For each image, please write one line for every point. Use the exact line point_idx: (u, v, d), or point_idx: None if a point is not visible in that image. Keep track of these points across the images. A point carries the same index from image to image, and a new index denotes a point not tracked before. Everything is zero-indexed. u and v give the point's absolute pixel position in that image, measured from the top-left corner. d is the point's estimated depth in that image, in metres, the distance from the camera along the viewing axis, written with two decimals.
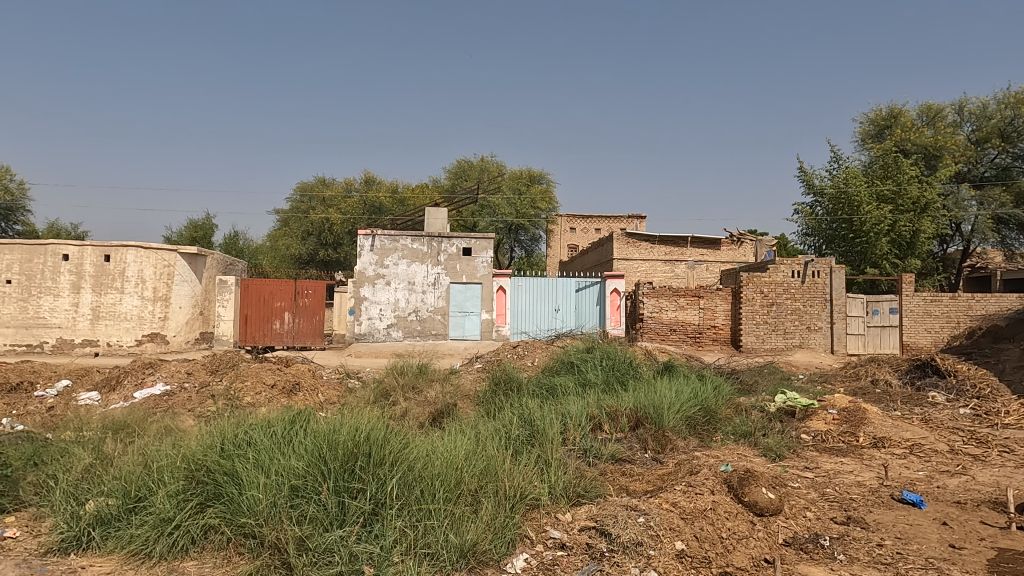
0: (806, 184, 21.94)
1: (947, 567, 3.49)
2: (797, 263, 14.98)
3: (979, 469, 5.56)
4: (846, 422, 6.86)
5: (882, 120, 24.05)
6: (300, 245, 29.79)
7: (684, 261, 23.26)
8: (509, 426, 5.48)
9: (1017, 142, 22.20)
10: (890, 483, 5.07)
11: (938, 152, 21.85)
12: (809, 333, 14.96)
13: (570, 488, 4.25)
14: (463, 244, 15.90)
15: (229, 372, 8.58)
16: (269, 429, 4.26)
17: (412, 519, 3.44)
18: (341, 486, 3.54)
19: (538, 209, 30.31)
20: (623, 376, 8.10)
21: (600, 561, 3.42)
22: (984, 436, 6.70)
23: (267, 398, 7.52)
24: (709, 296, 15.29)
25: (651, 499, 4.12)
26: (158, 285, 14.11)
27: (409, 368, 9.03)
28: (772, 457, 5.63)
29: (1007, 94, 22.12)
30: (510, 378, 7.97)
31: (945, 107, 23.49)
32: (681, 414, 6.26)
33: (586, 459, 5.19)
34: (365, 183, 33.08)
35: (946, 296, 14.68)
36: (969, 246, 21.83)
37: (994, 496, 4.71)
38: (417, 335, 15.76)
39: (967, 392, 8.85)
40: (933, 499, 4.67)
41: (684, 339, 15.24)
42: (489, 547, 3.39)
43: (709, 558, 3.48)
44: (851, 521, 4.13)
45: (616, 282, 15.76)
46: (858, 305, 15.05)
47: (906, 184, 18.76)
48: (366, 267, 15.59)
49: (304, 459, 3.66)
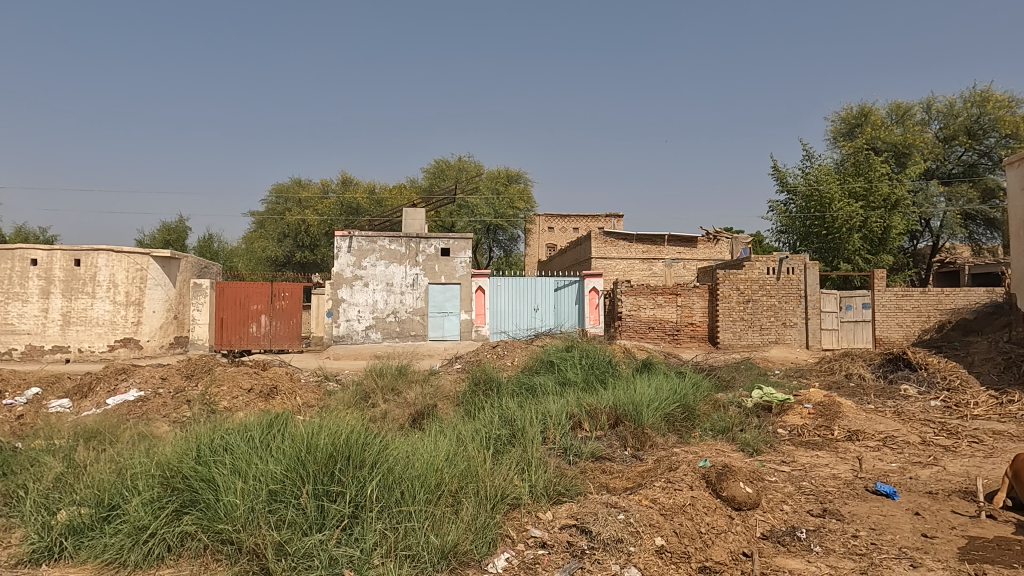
0: (781, 182, 22.27)
1: (919, 556, 3.56)
2: (772, 260, 15.18)
3: (950, 460, 5.70)
4: (822, 416, 6.97)
5: (853, 119, 24.48)
6: (277, 247, 29.49)
7: (662, 259, 23.43)
8: (489, 426, 5.47)
9: (983, 138, 22.67)
10: (865, 475, 5.17)
11: (908, 150, 22.35)
12: (785, 329, 15.16)
13: (550, 486, 4.25)
14: (442, 245, 15.85)
15: (206, 377, 8.44)
16: (246, 434, 4.21)
17: (392, 521, 3.42)
18: (320, 489, 3.50)
19: (516, 209, 30.37)
20: (604, 375, 8.14)
21: (581, 559, 3.43)
22: (954, 428, 6.86)
23: (245, 402, 7.44)
24: (686, 293, 15.41)
25: (631, 496, 4.15)
26: (131, 288, 13.83)
27: (389, 369, 8.98)
28: (750, 452, 5.70)
29: (973, 93, 22.64)
30: (490, 378, 7.96)
31: (914, 105, 23.96)
32: (661, 411, 6.32)
33: (567, 458, 5.20)
34: (342, 184, 32.87)
35: (917, 290, 14.90)
36: (938, 242, 22.35)
37: (964, 486, 4.83)
38: (396, 336, 15.69)
39: (938, 384, 9.06)
40: (907, 490, 4.77)
41: (663, 336, 15.37)
42: (470, 547, 3.39)
43: (689, 554, 3.52)
44: (827, 513, 4.20)
45: (595, 281, 15.86)
46: (832, 300, 15.29)
47: (877, 181, 19.12)
48: (344, 269, 15.49)
49: (282, 463, 3.62)
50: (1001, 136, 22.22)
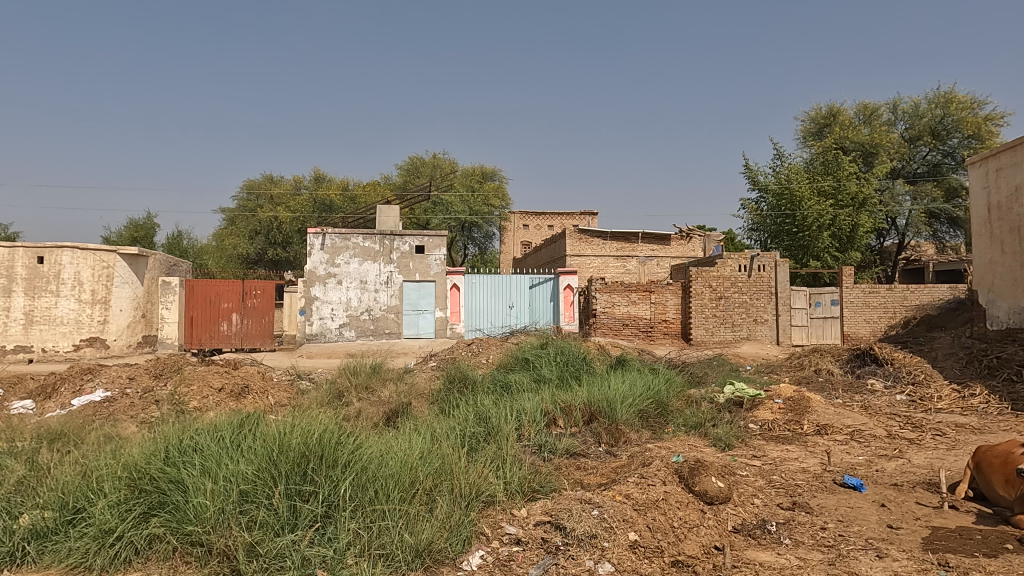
0: (752, 181, 22.59)
1: (884, 547, 3.64)
2: (743, 258, 15.40)
3: (915, 452, 5.84)
4: (792, 411, 7.09)
5: (822, 118, 24.91)
6: (248, 244, 29.10)
7: (636, 256, 23.61)
8: (464, 424, 5.46)
9: (947, 139, 23.24)
10: (833, 468, 5.27)
11: (875, 149, 22.83)
12: (756, 326, 15.39)
13: (525, 484, 4.26)
14: (416, 242, 15.76)
15: (175, 376, 8.30)
16: (217, 434, 4.15)
17: (366, 521, 3.39)
18: (292, 489, 3.47)
19: (490, 206, 30.34)
20: (578, 372, 8.18)
21: (555, 555, 3.45)
22: (918, 421, 7.03)
23: (216, 402, 7.33)
24: (660, 290, 15.55)
25: (605, 492, 4.17)
26: (97, 287, 13.51)
27: (363, 368, 8.92)
28: (721, 447, 5.78)
29: (937, 94, 23.19)
30: (465, 376, 7.95)
31: (881, 106, 24.45)
32: (634, 407, 6.38)
33: (542, 454, 5.22)
34: (315, 181, 32.52)
35: (883, 287, 15.22)
36: (904, 239, 22.86)
37: (928, 478, 4.95)
38: (370, 334, 15.58)
39: (903, 378, 9.28)
40: (873, 482, 4.87)
41: (637, 333, 15.49)
42: (445, 546, 3.38)
43: (662, 548, 3.55)
44: (796, 507, 4.28)
45: (569, 278, 15.91)
46: (802, 297, 15.61)
47: (845, 180, 19.50)
48: (317, 266, 15.33)
49: (253, 464, 3.57)
50: (963, 136, 22.80)
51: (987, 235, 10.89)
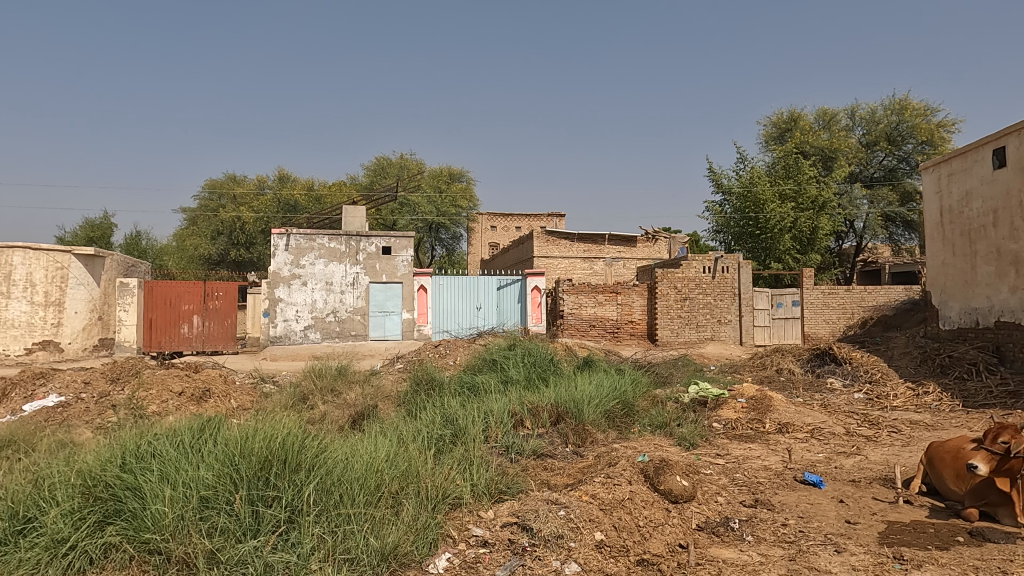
0: (716, 184, 22.97)
1: (842, 541, 3.73)
2: (707, 259, 15.65)
3: (872, 449, 6.00)
4: (754, 409, 7.22)
5: (783, 123, 25.46)
6: (210, 245, 28.51)
7: (602, 258, 23.79)
8: (430, 426, 5.43)
9: (902, 144, 23.93)
10: (794, 466, 5.38)
11: (834, 154, 23.44)
12: (720, 326, 15.64)
13: (492, 485, 4.26)
14: (383, 243, 15.63)
15: (133, 380, 8.08)
16: (176, 439, 4.05)
17: (330, 525, 3.34)
18: (254, 494, 3.40)
19: (458, 207, 30.28)
20: (545, 373, 8.21)
21: (521, 556, 3.46)
22: (875, 419, 7.23)
23: (176, 406, 7.17)
24: (626, 292, 15.69)
25: (572, 492, 4.19)
26: (50, 288, 13.04)
27: (328, 370, 8.81)
28: (686, 446, 5.86)
29: (893, 101, 23.90)
30: (432, 378, 7.92)
31: (839, 111, 25.10)
32: (601, 408, 6.43)
33: (510, 455, 5.21)
34: (279, 180, 32.03)
35: (842, 288, 15.62)
36: (862, 242, 23.49)
37: (884, 474, 5.10)
38: (336, 336, 15.40)
39: (861, 377, 9.54)
40: (832, 479, 5.00)
41: (604, 334, 15.62)
42: (411, 549, 3.36)
43: (627, 547, 3.59)
44: (758, 504, 4.36)
45: (537, 279, 15.96)
46: (764, 298, 15.89)
47: (805, 184, 19.99)
48: (281, 268, 15.11)
49: (214, 469, 3.50)
50: (918, 142, 23.52)
51: (940, 238, 11.24)
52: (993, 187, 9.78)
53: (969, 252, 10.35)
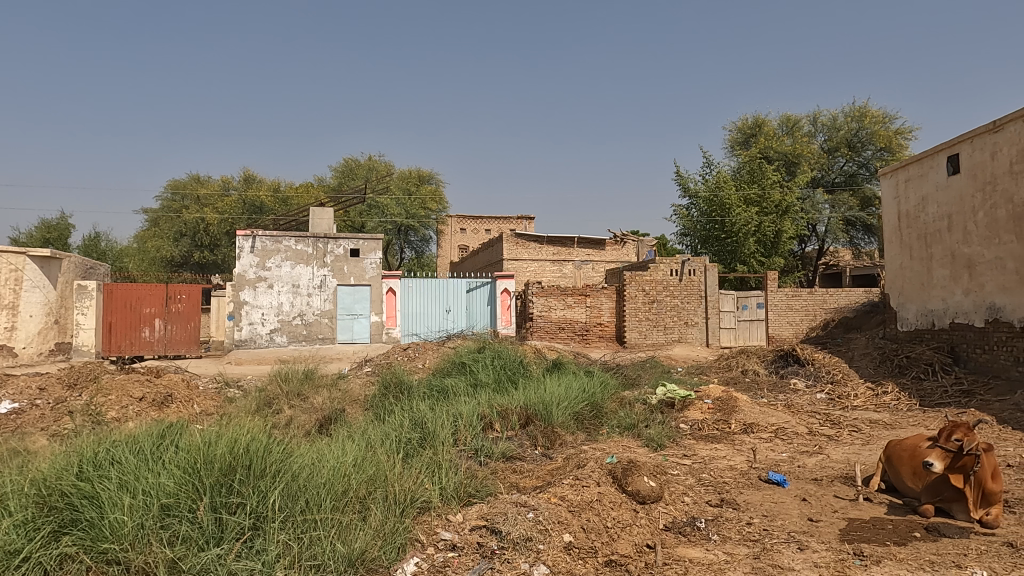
0: (683, 188, 23.28)
1: (806, 539, 3.81)
2: (675, 263, 15.84)
3: (834, 448, 6.14)
4: (720, 411, 7.34)
5: (748, 129, 25.93)
6: (172, 246, 27.88)
7: (572, 261, 23.93)
8: (399, 429, 5.40)
9: (862, 151, 24.57)
10: (759, 465, 5.47)
11: (797, 159, 23.96)
12: (687, 328, 15.84)
13: (461, 489, 4.24)
14: (351, 245, 15.47)
15: (91, 386, 7.86)
16: (135, 446, 3.94)
17: (296, 531, 3.29)
18: (217, 502, 3.34)
19: (427, 209, 30.19)
20: (514, 375, 8.22)
21: (491, 559, 3.45)
22: (837, 418, 7.39)
23: (136, 412, 6.99)
24: (595, 294, 15.80)
25: (540, 494, 4.20)
26: (4, 291, 12.39)
27: (295, 374, 8.70)
28: (654, 447, 5.92)
29: (853, 108, 24.54)
30: (401, 381, 7.86)
31: (802, 118, 25.67)
32: (570, 410, 6.46)
33: (479, 458, 5.20)
34: (244, 181, 31.50)
35: (805, 290, 15.96)
36: (823, 245, 24.05)
37: (845, 472, 5.22)
38: (303, 340, 15.17)
39: (823, 378, 9.76)
40: (795, 478, 5.10)
41: (573, 336, 15.71)
42: (379, 554, 3.32)
43: (595, 548, 3.61)
44: (724, 503, 4.43)
45: (507, 282, 15.96)
46: (730, 301, 16.15)
47: (769, 189, 20.41)
48: (246, 270, 14.87)
49: (175, 476, 3.42)
50: (876, 149, 24.18)
51: (898, 241, 11.56)
52: (948, 193, 10.08)
53: (925, 256, 10.67)
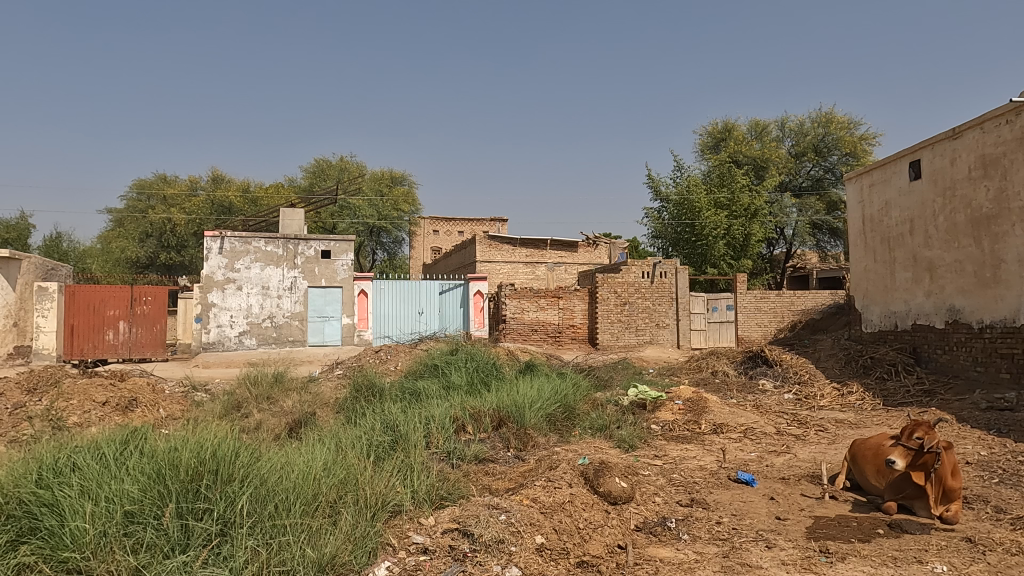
0: (655, 191, 23.52)
1: (773, 537, 3.87)
2: (646, 265, 15.97)
3: (801, 447, 6.26)
4: (690, 411, 7.42)
5: (718, 133, 26.31)
6: (137, 247, 27.26)
7: (544, 263, 24.00)
8: (370, 433, 5.36)
9: (828, 156, 25.09)
10: (727, 465, 5.55)
11: (765, 164, 24.38)
12: (658, 330, 16.00)
13: (433, 492, 4.23)
14: (322, 246, 15.31)
15: (51, 390, 7.64)
16: (98, 452, 3.85)
17: (265, 537, 3.23)
18: (183, 508, 3.28)
19: (400, 211, 30.03)
20: (487, 378, 8.22)
21: (463, 562, 3.44)
22: (804, 418, 7.53)
23: (99, 416, 6.82)
24: (568, 296, 15.86)
25: (512, 496, 4.20)
26: None
27: (264, 377, 8.57)
28: (626, 448, 5.96)
29: (819, 114, 25.06)
30: (372, 384, 7.80)
31: (770, 123, 26.13)
32: (542, 412, 6.47)
33: (451, 461, 5.18)
34: (213, 181, 30.97)
35: (773, 292, 16.23)
36: (791, 248, 24.50)
37: (811, 471, 5.32)
38: (272, 342, 14.96)
39: (790, 378, 9.94)
40: (763, 477, 5.18)
41: (546, 338, 15.75)
42: (349, 559, 3.29)
43: (567, 549, 3.62)
44: (694, 503, 4.48)
45: (479, 284, 15.96)
46: (700, 303, 16.36)
47: (738, 193, 20.75)
48: (214, 271, 14.61)
49: (140, 482, 3.34)
50: (842, 154, 24.73)
51: (862, 245, 11.83)
52: (910, 198, 10.34)
53: (889, 259, 10.93)
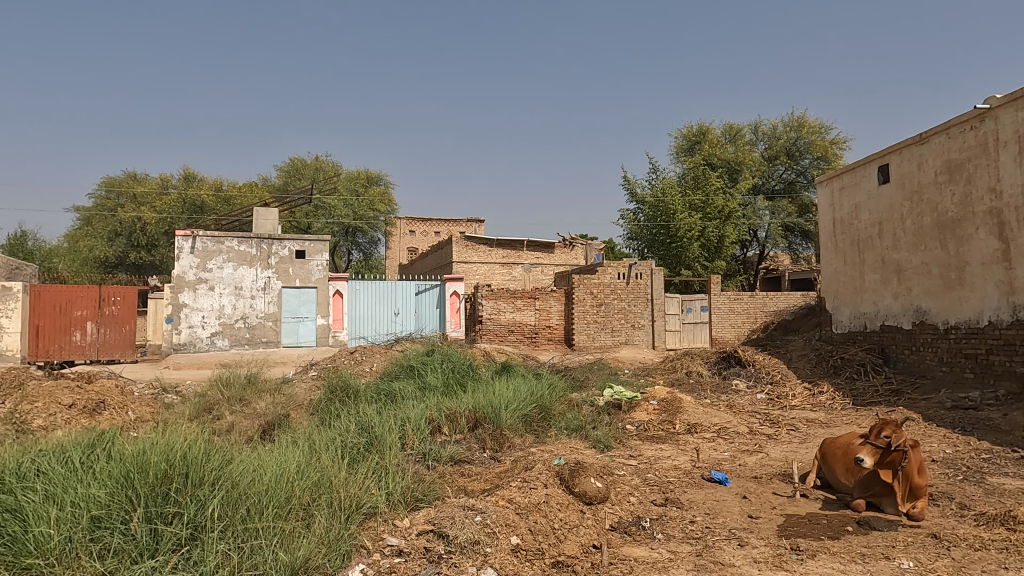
0: (631, 193, 23.69)
1: (745, 535, 3.92)
2: (622, 266, 16.07)
3: (773, 447, 6.35)
4: (665, 411, 7.49)
5: (693, 136, 26.59)
6: (106, 246, 26.69)
7: (521, 264, 24.04)
8: (345, 434, 5.32)
9: (800, 159, 25.49)
10: (701, 465, 5.61)
11: (739, 167, 24.70)
12: (634, 331, 16.11)
13: (408, 493, 4.20)
14: (297, 246, 15.14)
15: (15, 393, 7.45)
16: (64, 456, 3.76)
17: (236, 541, 3.19)
18: (152, 512, 3.21)
19: (376, 211, 29.84)
20: (463, 378, 8.20)
21: (438, 564, 3.42)
22: (776, 418, 7.64)
23: (65, 419, 6.66)
24: (544, 297, 15.89)
25: (488, 498, 4.19)
26: None
27: (237, 379, 8.44)
28: (601, 448, 5.99)
29: (791, 118, 25.47)
30: (347, 386, 7.73)
31: (744, 126, 26.48)
32: (518, 413, 6.48)
33: (427, 462, 5.15)
34: (185, 180, 30.48)
35: (746, 294, 16.45)
36: (764, 250, 24.85)
37: (782, 470, 5.40)
38: (246, 343, 14.75)
39: (763, 378, 10.08)
40: (735, 476, 5.24)
41: (522, 339, 15.76)
42: (322, 562, 3.25)
43: (543, 550, 3.63)
44: (668, 503, 4.52)
45: (456, 284, 15.92)
46: (675, 304, 16.52)
47: (712, 195, 21.01)
48: (186, 271, 14.36)
49: (107, 487, 3.28)
50: (813, 157, 25.15)
51: (832, 247, 12.04)
52: (879, 201, 10.55)
53: (858, 261, 11.14)
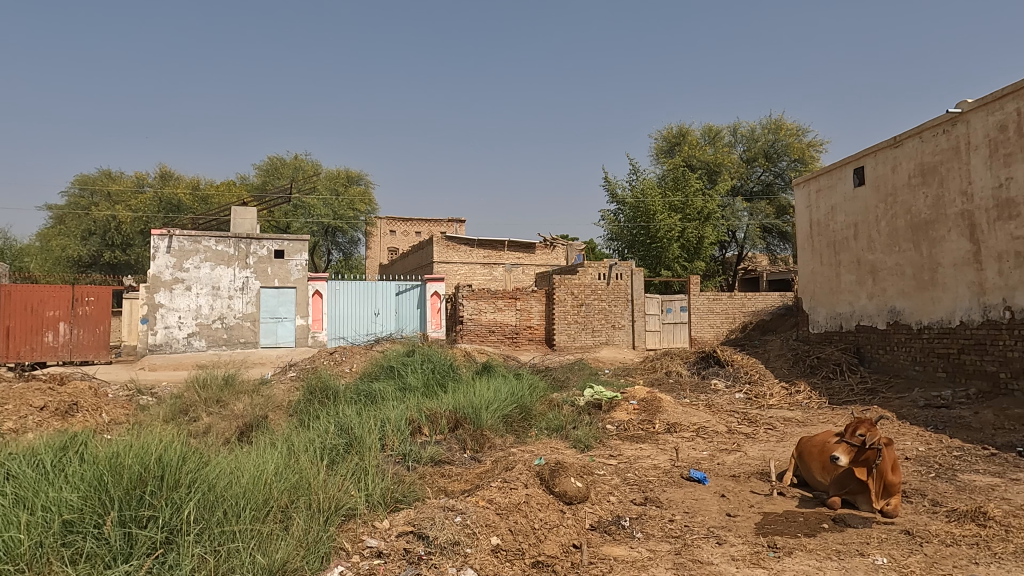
0: (611, 194, 23.80)
1: (724, 533, 3.96)
2: (602, 267, 16.14)
3: (750, 445, 6.42)
4: (645, 411, 7.53)
5: (673, 137, 26.79)
6: (79, 245, 26.18)
7: (502, 264, 24.04)
8: (324, 436, 5.28)
9: (777, 161, 25.80)
10: (680, 464, 5.65)
11: (718, 168, 24.93)
12: (614, 331, 16.18)
13: (388, 494, 4.18)
14: (275, 246, 14.99)
15: None
16: (35, 460, 3.68)
17: (213, 544, 3.14)
18: (126, 516, 3.15)
19: (356, 211, 29.63)
20: (444, 379, 8.18)
21: (417, 565, 3.41)
22: (754, 417, 7.73)
23: (36, 422, 6.52)
24: (525, 297, 15.90)
25: (468, 498, 4.18)
26: None
27: (214, 380, 8.33)
28: (581, 448, 6.01)
29: (769, 121, 25.77)
30: (326, 387, 7.66)
31: (723, 128, 26.73)
32: (498, 413, 6.48)
33: (407, 463, 5.12)
34: (161, 178, 30.01)
35: (725, 294, 16.60)
36: (742, 251, 25.09)
37: (760, 468, 5.46)
38: (223, 344, 14.57)
39: (741, 378, 10.19)
40: (714, 475, 5.29)
41: (503, 339, 15.76)
42: (301, 564, 3.22)
43: (523, 550, 3.63)
44: (647, 502, 4.55)
45: (436, 284, 15.88)
46: (655, 304, 16.62)
47: (692, 196, 21.19)
48: (162, 271, 14.16)
49: (80, 491, 3.21)
50: (791, 160, 25.47)
51: (809, 248, 12.20)
52: (854, 203, 10.72)
53: (834, 262, 11.30)
